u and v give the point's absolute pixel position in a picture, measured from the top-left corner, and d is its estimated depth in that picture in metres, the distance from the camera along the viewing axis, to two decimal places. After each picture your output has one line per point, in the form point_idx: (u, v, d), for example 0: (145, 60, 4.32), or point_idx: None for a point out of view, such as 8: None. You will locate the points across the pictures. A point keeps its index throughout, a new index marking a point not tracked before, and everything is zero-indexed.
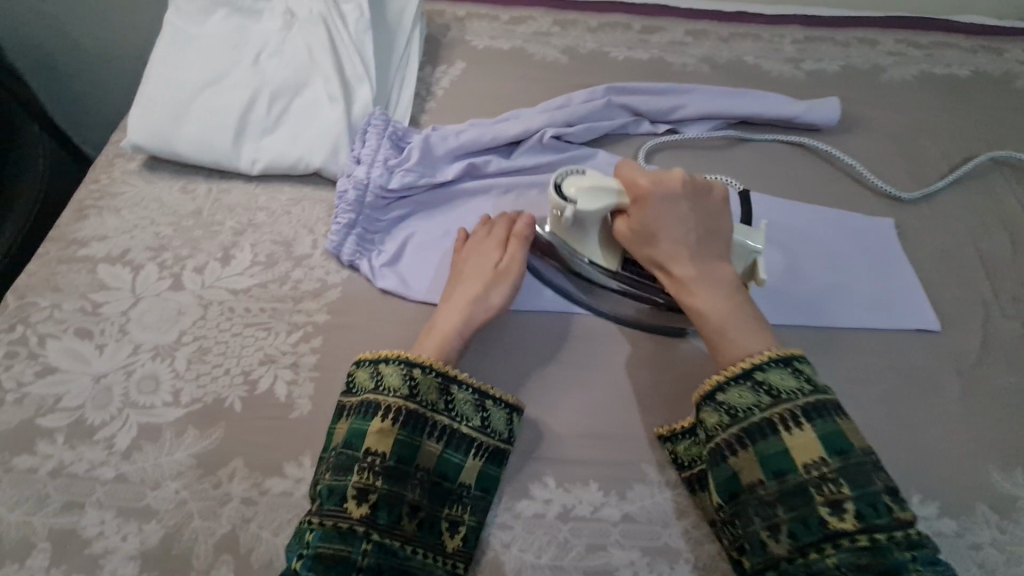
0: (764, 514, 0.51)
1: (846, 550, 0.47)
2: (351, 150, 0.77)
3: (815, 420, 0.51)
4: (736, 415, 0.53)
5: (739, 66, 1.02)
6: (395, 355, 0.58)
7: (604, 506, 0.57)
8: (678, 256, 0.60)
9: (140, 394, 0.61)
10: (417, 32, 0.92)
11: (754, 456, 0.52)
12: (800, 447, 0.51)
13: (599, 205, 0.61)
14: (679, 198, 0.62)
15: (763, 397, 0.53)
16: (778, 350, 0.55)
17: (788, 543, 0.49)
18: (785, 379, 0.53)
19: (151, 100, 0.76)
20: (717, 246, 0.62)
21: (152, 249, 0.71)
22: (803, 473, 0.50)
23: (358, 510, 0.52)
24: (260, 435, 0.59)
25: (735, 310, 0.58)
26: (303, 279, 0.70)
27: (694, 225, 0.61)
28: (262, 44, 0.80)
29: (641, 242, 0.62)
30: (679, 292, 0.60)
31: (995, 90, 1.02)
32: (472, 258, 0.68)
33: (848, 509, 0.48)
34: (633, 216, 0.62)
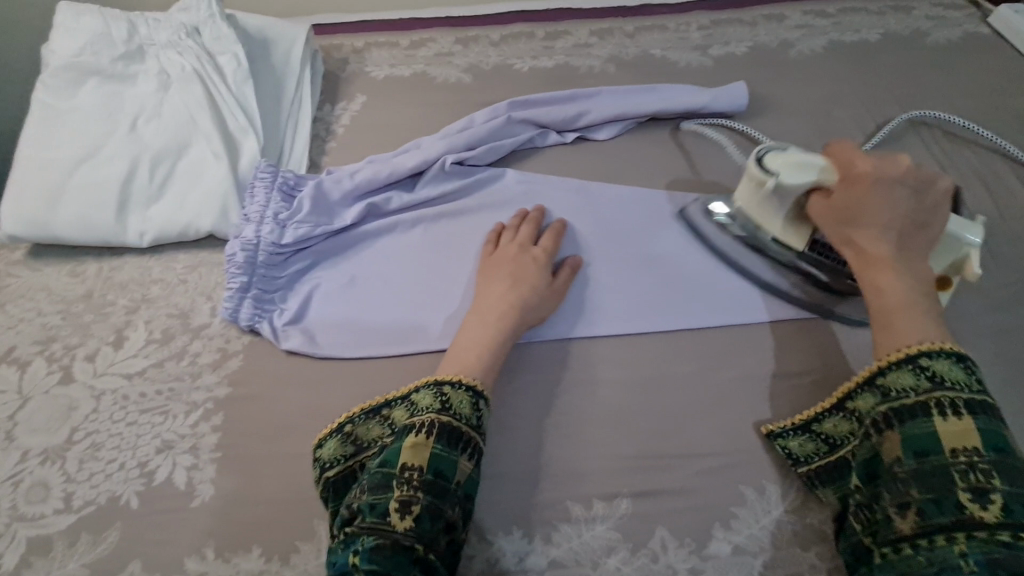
0: (894, 492, 0.46)
1: (981, 543, 0.42)
2: (241, 208, 0.73)
3: (975, 414, 0.47)
4: (888, 395, 0.49)
5: (647, 61, 1.00)
6: (424, 382, 0.56)
7: (530, 555, 0.54)
8: (874, 233, 0.55)
9: (28, 504, 0.57)
10: (306, 72, 0.88)
11: (901, 436, 0.47)
12: (953, 433, 0.46)
13: (802, 177, 0.61)
14: (904, 182, 0.56)
15: (923, 381, 0.48)
16: (952, 345, 0.49)
17: (913, 521, 0.45)
18: (954, 370, 0.48)
19: (26, 186, 0.73)
20: (921, 240, 0.56)
21: (39, 343, 0.67)
22: (950, 458, 0.45)
23: (400, 524, 0.47)
24: (159, 531, 0.55)
25: (916, 301, 0.52)
26: (201, 352, 0.67)
27: (907, 212, 0.56)
28: (137, 110, 0.77)
29: (838, 215, 0.58)
30: (862, 266, 0.55)
31: (905, 51, 1.00)
32: (506, 264, 0.67)
33: (995, 500, 0.43)
34: (840, 190, 0.58)
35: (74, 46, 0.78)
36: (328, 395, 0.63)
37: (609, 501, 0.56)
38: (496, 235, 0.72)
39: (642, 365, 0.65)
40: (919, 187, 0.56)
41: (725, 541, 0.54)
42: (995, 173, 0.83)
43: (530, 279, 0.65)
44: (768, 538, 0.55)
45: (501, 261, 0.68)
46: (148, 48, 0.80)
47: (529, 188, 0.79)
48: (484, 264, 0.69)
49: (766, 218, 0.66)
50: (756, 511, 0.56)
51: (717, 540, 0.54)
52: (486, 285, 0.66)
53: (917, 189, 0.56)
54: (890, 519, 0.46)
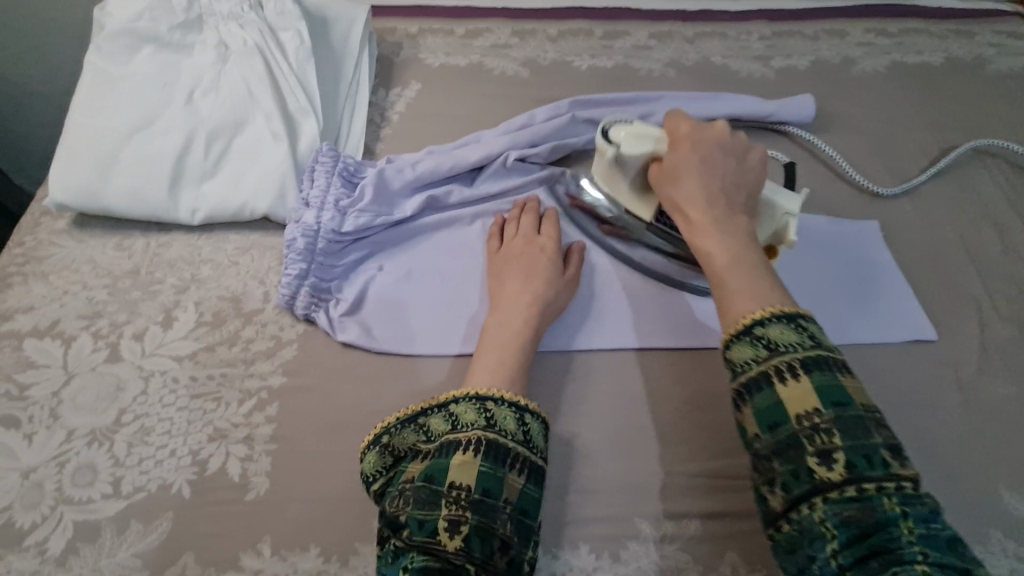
0: (762, 469, 0.44)
1: (834, 503, 0.40)
2: (299, 191, 0.71)
3: (813, 372, 0.44)
4: (735, 371, 0.47)
5: (708, 68, 0.98)
6: (464, 393, 0.53)
7: (596, 572, 0.53)
8: (694, 201, 0.56)
9: (75, 487, 0.55)
10: (365, 55, 0.86)
11: (753, 413, 0.45)
12: (795, 398, 0.44)
13: (641, 150, 0.62)
14: (715, 146, 0.59)
15: (761, 351, 0.46)
16: (783, 306, 0.48)
17: (781, 497, 0.42)
18: (786, 333, 0.46)
19: (76, 153, 0.70)
20: (744, 199, 0.57)
21: (84, 318, 0.65)
22: (795, 425, 0.43)
23: (450, 544, 0.45)
24: (213, 524, 0.53)
25: (743, 260, 0.52)
26: (254, 338, 0.64)
27: (721, 174, 0.57)
28: (193, 82, 0.74)
29: (668, 183, 0.59)
30: (689, 235, 0.55)
31: (967, 76, 0.99)
32: (515, 260, 0.66)
33: (838, 458, 0.41)
34: (667, 160, 0.60)
35: (132, 11, 0.75)
36: (388, 391, 0.62)
37: (678, 521, 0.55)
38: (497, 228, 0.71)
39: (704, 383, 0.63)
40: (732, 150, 0.59)
41: None
42: None
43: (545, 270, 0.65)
44: None
45: (509, 258, 0.67)
46: (208, 18, 0.77)
47: None
48: (494, 260, 0.68)
49: (622, 193, 0.68)
50: None
51: None
52: (499, 281, 0.65)
53: (727, 153, 0.58)
54: (763, 497, 0.44)
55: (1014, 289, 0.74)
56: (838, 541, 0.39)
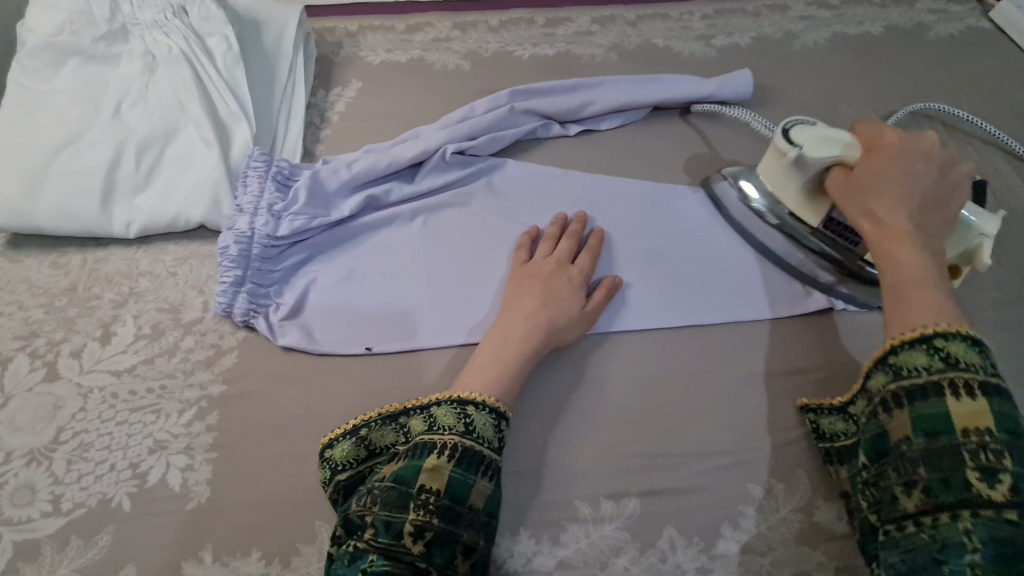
0: (903, 471, 0.45)
1: (986, 519, 0.40)
2: (234, 198, 0.71)
3: (990, 396, 0.44)
4: (898, 373, 0.47)
5: (650, 50, 0.98)
6: (445, 397, 0.54)
7: (537, 556, 0.54)
8: (891, 209, 0.53)
9: (15, 507, 0.55)
10: (300, 56, 0.85)
11: (908, 416, 0.45)
12: (965, 414, 0.44)
13: (822, 151, 0.59)
14: (924, 164, 0.55)
15: (936, 360, 0.45)
16: (968, 328, 0.46)
17: (919, 499, 0.43)
18: (969, 352, 0.45)
19: (3, 172, 0.69)
20: (940, 220, 0.54)
21: (21, 338, 0.64)
22: (958, 437, 0.43)
23: (414, 548, 0.46)
24: (153, 535, 0.53)
25: (934, 273, 0.49)
26: (194, 348, 0.64)
27: (921, 191, 0.54)
28: (121, 93, 0.73)
29: (858, 184, 0.56)
30: (875, 240, 0.53)
31: (907, 45, 1.00)
32: (543, 282, 0.64)
33: (1004, 479, 0.41)
34: (862, 163, 0.57)
35: (54, 25, 0.74)
36: (330, 393, 0.62)
37: (617, 501, 0.56)
38: (528, 251, 0.68)
39: (647, 364, 0.63)
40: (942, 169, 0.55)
41: (732, 541, 0.54)
42: (997, 172, 0.83)
43: (563, 289, 0.63)
44: (776, 536, 0.55)
45: (533, 275, 0.65)
46: (132, 27, 0.76)
47: (531, 180, 0.78)
48: (517, 272, 0.66)
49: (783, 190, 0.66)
50: (764, 510, 0.56)
51: (726, 539, 0.54)
52: (514, 299, 0.63)
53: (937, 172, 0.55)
54: (896, 496, 0.45)
55: None
56: (981, 553, 0.39)
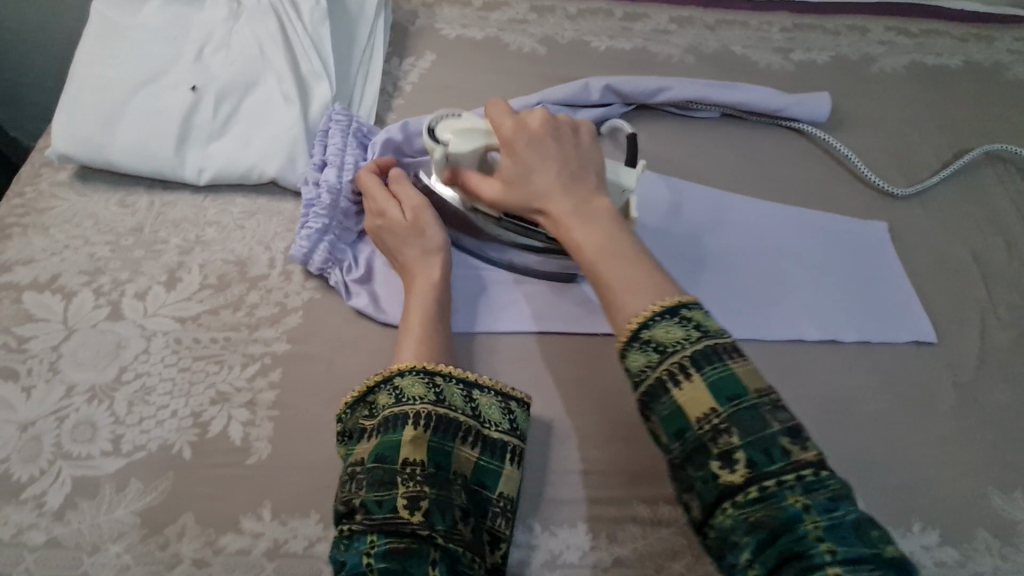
0: (673, 478, 0.42)
1: (741, 507, 0.38)
2: (309, 157, 0.70)
3: (704, 368, 0.42)
4: (633, 381, 0.44)
5: (727, 57, 0.97)
6: (408, 366, 0.51)
7: (593, 551, 0.53)
8: (552, 194, 0.51)
9: (75, 443, 0.54)
10: (381, 21, 0.84)
11: (656, 421, 0.42)
12: (690, 400, 0.41)
13: (471, 145, 0.59)
14: (548, 139, 0.54)
15: (653, 356, 0.43)
16: (664, 301, 0.45)
17: (695, 506, 0.40)
18: (671, 330, 0.43)
19: (81, 104, 0.68)
20: (594, 179, 0.53)
21: (86, 273, 0.64)
22: (696, 429, 0.41)
23: (414, 518, 0.44)
24: (212, 486, 0.53)
25: (609, 245, 0.49)
26: (258, 304, 0.63)
27: (564, 161, 0.53)
28: (204, 37, 0.72)
29: (514, 190, 0.54)
30: (559, 233, 0.51)
31: (985, 82, 0.98)
32: (384, 232, 0.64)
33: (739, 458, 0.39)
34: (504, 163, 0.54)
35: None
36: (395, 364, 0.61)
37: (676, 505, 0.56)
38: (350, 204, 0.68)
39: None
40: (561, 135, 0.54)
41: None
42: None
43: (402, 229, 0.63)
44: None
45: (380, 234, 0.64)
46: None
47: None
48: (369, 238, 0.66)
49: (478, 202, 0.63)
50: None
51: None
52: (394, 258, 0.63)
53: (559, 140, 0.54)
54: (681, 506, 0.42)
55: (1016, 296, 0.74)
56: (750, 548, 0.38)
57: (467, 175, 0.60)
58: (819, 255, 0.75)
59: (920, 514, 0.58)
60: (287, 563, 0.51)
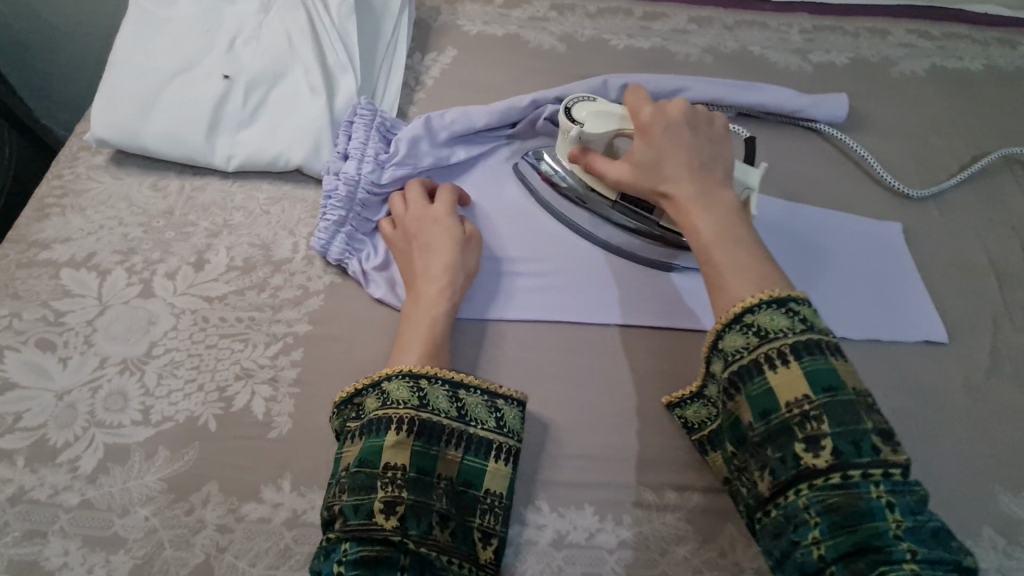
0: (751, 454, 0.46)
1: (819, 490, 0.42)
2: (334, 146, 0.72)
3: (804, 358, 0.45)
4: (726, 359, 0.48)
5: (745, 57, 0.97)
6: (395, 370, 0.53)
7: (600, 532, 0.55)
8: (678, 179, 0.56)
9: (107, 412, 0.57)
10: (405, 17, 0.86)
11: (743, 398, 0.47)
12: (785, 384, 0.45)
13: (604, 127, 0.65)
14: (684, 127, 0.58)
15: (752, 339, 0.47)
16: (777, 291, 0.48)
17: (768, 483, 0.44)
18: (776, 319, 0.47)
19: (118, 91, 0.71)
20: (720, 171, 0.57)
21: (119, 252, 0.67)
22: (785, 411, 0.44)
23: (387, 523, 0.47)
24: (236, 456, 0.55)
25: (729, 235, 0.52)
26: (282, 286, 0.66)
27: (694, 150, 0.57)
28: (236, 29, 0.75)
29: (641, 174, 0.58)
30: (678, 215, 0.55)
31: (1007, 86, 0.98)
32: (429, 227, 0.65)
33: (826, 445, 0.43)
34: (638, 146, 0.58)
35: None
36: None
37: (682, 492, 0.57)
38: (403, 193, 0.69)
39: None
40: (696, 126, 0.59)
41: None
42: None
43: (452, 236, 0.64)
44: None
45: (422, 225, 0.65)
46: None
47: None
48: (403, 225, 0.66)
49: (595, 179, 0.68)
50: None
51: None
52: (421, 251, 0.64)
53: (696, 131, 0.58)
54: (753, 482, 0.46)
55: None
56: (821, 529, 0.41)
57: (591, 158, 0.64)
58: (833, 255, 0.75)
59: None
60: (305, 532, 0.53)
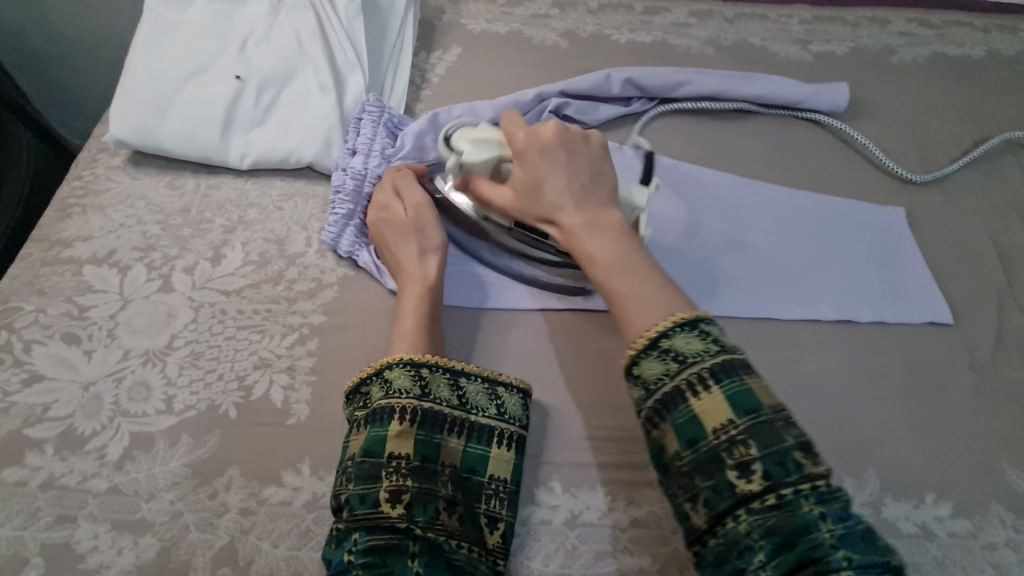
0: (683, 485, 0.45)
1: (757, 513, 0.41)
2: (344, 142, 0.74)
3: (723, 381, 0.45)
4: (647, 388, 0.47)
5: (746, 49, 0.98)
6: (396, 359, 0.55)
7: (612, 512, 0.56)
8: (565, 204, 0.56)
9: (131, 401, 0.59)
10: (411, 16, 0.88)
11: (670, 428, 0.46)
12: (708, 410, 0.45)
13: (483, 155, 0.63)
14: (562, 151, 0.58)
15: (671, 365, 0.47)
16: (684, 314, 0.48)
17: (705, 514, 0.43)
18: (691, 342, 0.47)
19: (135, 93, 0.73)
20: (605, 190, 0.58)
21: (139, 249, 0.69)
22: (712, 439, 0.44)
23: (394, 511, 0.48)
24: (256, 442, 0.57)
25: (624, 257, 0.53)
26: (297, 279, 0.68)
27: (578, 172, 0.58)
28: (247, 31, 0.77)
29: (524, 202, 0.58)
30: (570, 242, 0.56)
31: (1008, 71, 0.98)
32: (384, 227, 0.67)
33: (756, 470, 0.42)
34: (517, 173, 0.59)
35: None
36: None
37: None
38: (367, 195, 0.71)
39: None
40: (571, 146, 0.59)
41: None
42: None
43: (405, 228, 0.66)
44: None
45: (378, 230, 0.67)
46: None
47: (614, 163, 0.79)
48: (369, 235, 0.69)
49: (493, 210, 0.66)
50: None
51: None
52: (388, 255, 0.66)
53: (573, 152, 0.59)
54: (688, 514, 0.45)
55: None
56: (764, 552, 0.40)
57: (480, 186, 0.63)
58: (838, 240, 0.76)
59: (934, 487, 0.60)
60: (325, 515, 0.54)
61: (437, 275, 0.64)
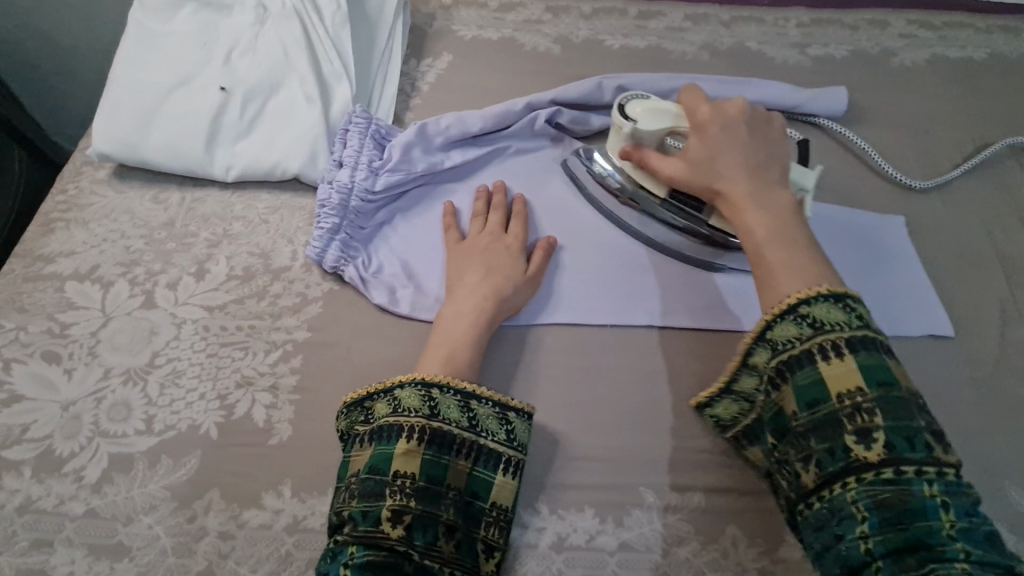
0: (797, 446, 0.46)
1: (869, 484, 0.42)
2: (330, 154, 0.73)
3: (859, 352, 0.46)
4: (774, 349, 0.49)
5: (742, 53, 0.97)
6: (409, 378, 0.53)
7: (601, 534, 0.55)
8: (734, 178, 0.56)
9: (111, 422, 0.58)
10: (400, 24, 0.87)
11: (789, 388, 0.47)
12: (837, 377, 0.45)
13: (657, 124, 0.65)
14: (741, 128, 0.59)
15: (805, 330, 0.47)
16: (833, 287, 0.48)
17: (815, 474, 0.45)
18: (833, 313, 0.47)
19: (118, 105, 0.73)
20: (776, 171, 0.57)
21: (122, 264, 0.68)
22: (837, 403, 0.45)
23: (394, 532, 0.47)
24: (237, 464, 0.56)
25: (785, 233, 0.52)
26: (281, 294, 0.66)
27: (752, 150, 0.57)
28: (232, 42, 0.76)
29: (697, 169, 0.58)
30: (730, 213, 0.55)
31: (1011, 74, 0.96)
32: (492, 251, 0.66)
33: (879, 438, 0.43)
34: (692, 143, 0.59)
35: None
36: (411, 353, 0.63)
37: (683, 492, 0.57)
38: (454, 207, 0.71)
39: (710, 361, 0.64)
40: (753, 127, 0.59)
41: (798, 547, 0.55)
42: None
43: (512, 266, 0.65)
44: None
45: (474, 249, 0.66)
46: None
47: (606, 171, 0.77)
48: (463, 240, 0.67)
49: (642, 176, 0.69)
50: None
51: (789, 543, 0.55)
52: (460, 270, 0.64)
53: (753, 131, 0.59)
54: (797, 472, 0.46)
55: None
56: (869, 523, 0.41)
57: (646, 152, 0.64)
58: (836, 250, 0.74)
59: None
60: (306, 538, 0.53)
61: (490, 323, 0.61)
